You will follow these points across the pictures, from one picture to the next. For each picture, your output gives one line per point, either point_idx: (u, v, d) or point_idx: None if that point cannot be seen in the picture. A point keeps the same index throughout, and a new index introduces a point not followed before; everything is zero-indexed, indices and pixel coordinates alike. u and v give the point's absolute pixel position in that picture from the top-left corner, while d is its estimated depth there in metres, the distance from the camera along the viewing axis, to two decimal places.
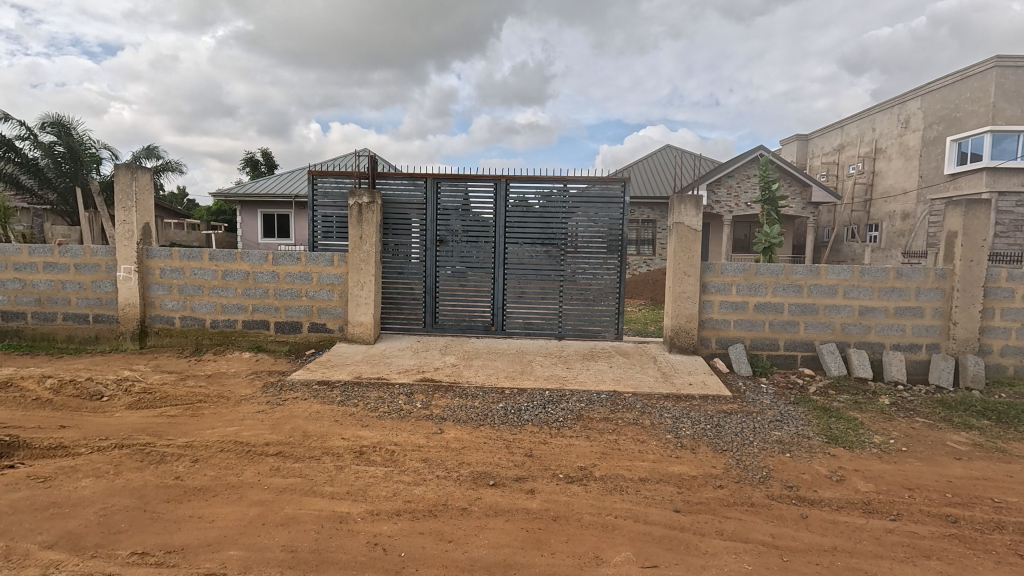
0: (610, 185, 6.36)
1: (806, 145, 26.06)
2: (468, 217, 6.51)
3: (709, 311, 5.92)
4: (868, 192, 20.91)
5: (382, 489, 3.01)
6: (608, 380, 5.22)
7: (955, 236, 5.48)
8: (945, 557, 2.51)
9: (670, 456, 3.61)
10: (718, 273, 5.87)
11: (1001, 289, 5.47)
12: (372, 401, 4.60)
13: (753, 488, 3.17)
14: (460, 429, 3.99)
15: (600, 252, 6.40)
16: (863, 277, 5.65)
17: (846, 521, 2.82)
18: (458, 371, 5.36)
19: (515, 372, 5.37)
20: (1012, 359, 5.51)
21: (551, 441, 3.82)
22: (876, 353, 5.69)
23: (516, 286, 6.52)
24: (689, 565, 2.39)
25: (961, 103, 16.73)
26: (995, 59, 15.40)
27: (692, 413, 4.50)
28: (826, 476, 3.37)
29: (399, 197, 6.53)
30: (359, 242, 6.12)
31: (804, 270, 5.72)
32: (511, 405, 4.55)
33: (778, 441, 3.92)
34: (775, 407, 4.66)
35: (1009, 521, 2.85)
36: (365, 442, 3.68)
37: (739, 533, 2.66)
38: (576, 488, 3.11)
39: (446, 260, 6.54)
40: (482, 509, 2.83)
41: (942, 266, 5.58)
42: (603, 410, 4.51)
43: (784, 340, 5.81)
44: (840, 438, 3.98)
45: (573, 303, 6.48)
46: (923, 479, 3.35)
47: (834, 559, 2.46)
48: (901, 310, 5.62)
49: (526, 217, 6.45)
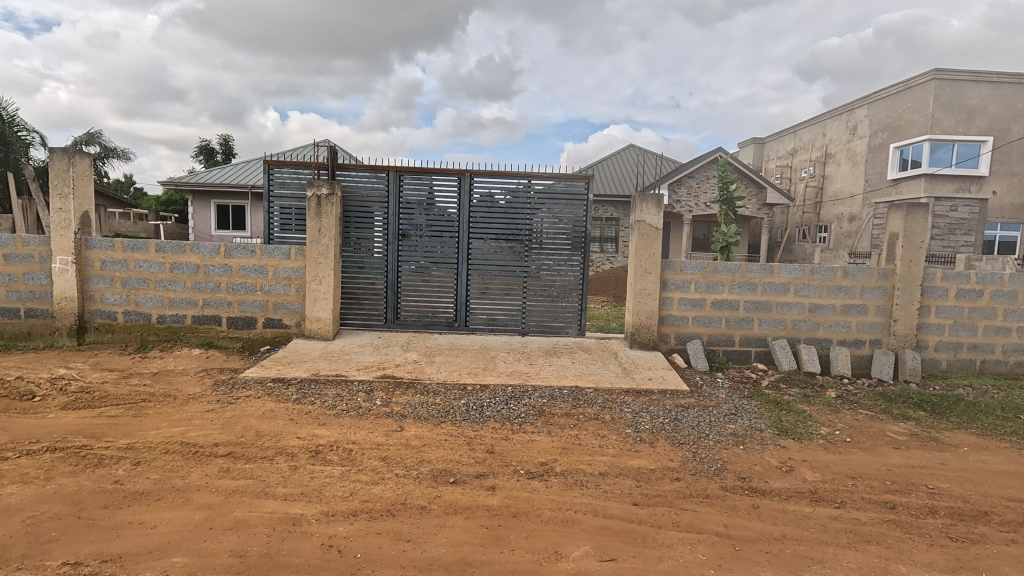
0: (575, 181, 6.41)
1: (762, 147, 27.02)
2: (433, 211, 6.42)
3: (669, 307, 6.04)
4: (819, 194, 21.86)
5: (338, 489, 2.92)
6: (570, 375, 5.26)
7: (897, 238, 5.79)
8: (883, 541, 2.64)
9: (630, 450, 3.67)
10: (678, 271, 6.00)
11: (936, 288, 5.82)
12: (330, 399, 4.47)
13: (709, 480, 3.25)
14: (421, 427, 3.93)
15: (564, 248, 6.44)
16: (813, 276, 5.89)
17: (794, 510, 2.93)
18: (420, 368, 5.28)
19: (478, 369, 5.33)
20: (945, 354, 5.89)
21: (513, 437, 3.81)
22: (824, 348, 5.95)
23: (479, 282, 6.48)
24: (646, 557, 2.42)
25: (902, 112, 17.66)
26: (934, 71, 16.38)
27: (652, 407, 4.58)
28: (776, 466, 3.50)
29: (360, 189, 6.37)
30: (317, 235, 5.93)
31: (758, 268, 5.91)
32: (473, 402, 4.51)
33: (733, 434, 4.04)
34: (730, 401, 4.81)
35: (941, 506, 3.04)
36: (321, 441, 3.58)
37: (694, 524, 2.72)
38: (537, 483, 3.11)
39: (410, 255, 6.43)
40: (442, 507, 2.80)
41: (884, 266, 5.89)
42: (565, 405, 4.53)
43: (739, 336, 6.00)
44: (790, 430, 4.14)
45: (536, 300, 6.51)
46: (865, 469, 3.52)
47: (783, 547, 2.55)
48: (847, 307, 5.89)
49: (491, 212, 6.41)
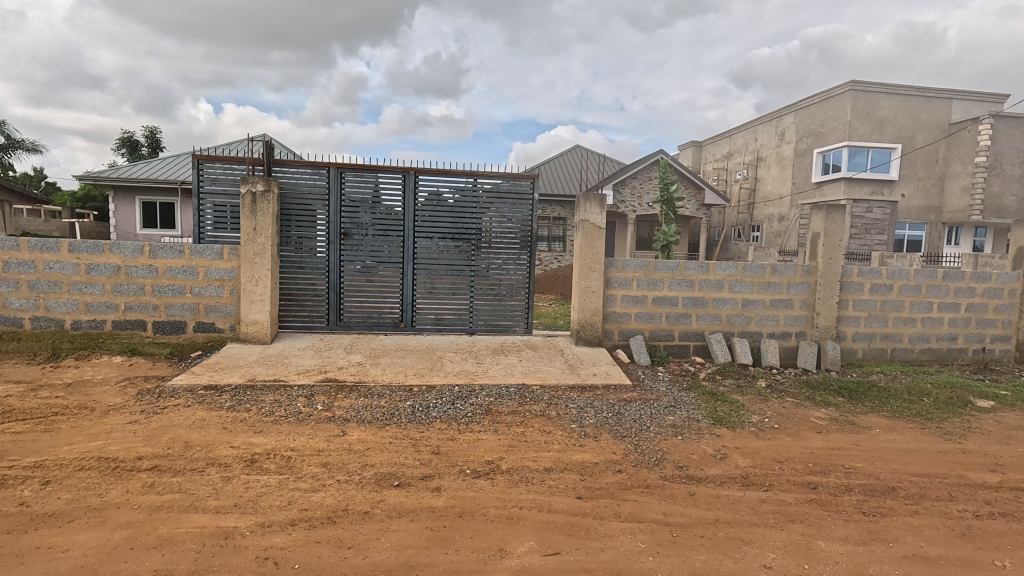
0: (520, 181, 6.45)
1: (700, 150, 28.25)
2: (379, 210, 6.28)
3: (613, 305, 6.20)
4: (752, 196, 23.12)
5: (274, 499, 2.81)
6: (517, 373, 5.30)
7: (818, 237, 6.22)
8: (805, 519, 2.84)
9: (574, 445, 3.74)
10: (620, 269, 6.17)
11: (853, 283, 6.30)
12: (267, 405, 4.27)
13: (649, 470, 3.37)
14: (365, 430, 3.83)
15: (511, 247, 6.47)
16: (745, 272, 6.22)
17: (727, 495, 3.09)
18: (364, 370, 5.15)
19: (424, 369, 5.26)
20: (861, 343, 6.39)
21: (459, 437, 3.80)
22: (756, 341, 6.31)
23: (426, 281, 6.40)
24: (589, 549, 2.48)
25: (824, 120, 18.96)
26: (850, 83, 17.69)
27: (596, 402, 4.69)
28: (711, 454, 3.68)
29: (299, 187, 6.13)
30: (252, 234, 5.66)
31: (695, 266, 6.18)
32: (419, 403, 4.45)
33: (672, 425, 4.21)
34: (669, 394, 5.00)
35: (856, 484, 3.30)
36: (256, 450, 3.42)
37: (635, 514, 2.81)
38: (483, 482, 3.11)
39: (354, 255, 6.25)
40: (386, 511, 2.74)
41: (808, 263, 6.31)
42: (511, 403, 4.56)
43: (679, 331, 6.25)
44: (724, 419, 4.36)
45: (484, 299, 6.50)
46: (791, 453, 3.76)
47: (717, 530, 2.69)
48: (776, 302, 6.27)
49: (438, 211, 6.35)
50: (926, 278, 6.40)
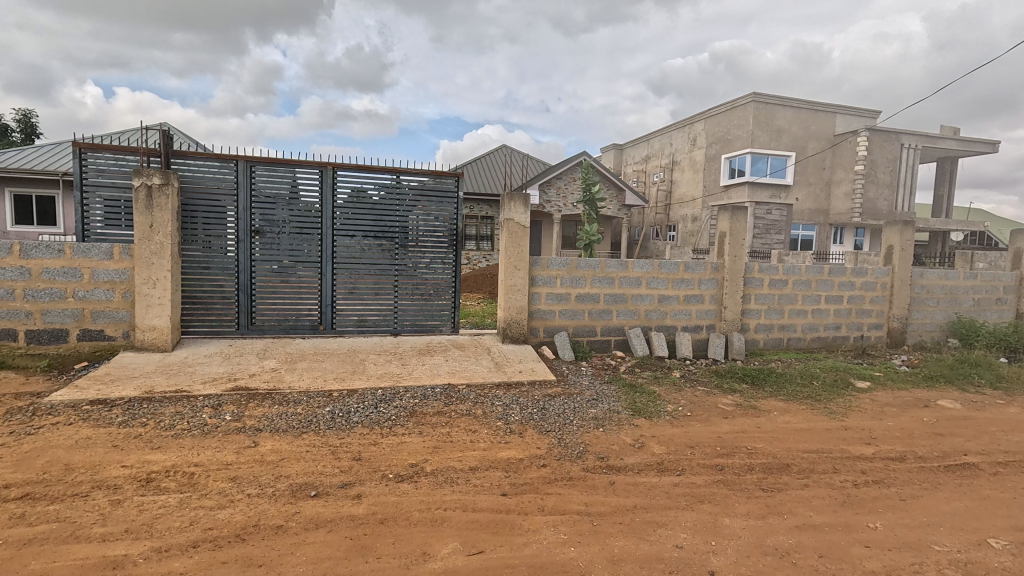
0: (445, 179, 6.39)
1: (620, 153, 29.46)
2: (296, 206, 5.95)
3: (538, 302, 6.31)
4: (668, 198, 24.46)
5: (174, 520, 2.57)
6: (443, 373, 5.25)
7: (725, 236, 6.70)
8: (713, 499, 3.04)
9: (500, 442, 3.76)
10: (545, 267, 6.29)
11: (755, 278, 6.86)
12: (167, 418, 3.92)
13: (571, 463, 3.47)
14: (279, 440, 3.62)
15: (437, 246, 6.39)
16: (660, 270, 6.57)
17: (644, 481, 3.25)
18: (279, 377, 4.86)
19: (345, 373, 5.06)
20: (762, 334, 6.97)
21: (382, 441, 3.69)
22: (671, 334, 6.68)
23: (347, 282, 6.16)
24: (512, 545, 2.50)
25: (730, 128, 20.47)
26: (752, 95, 19.24)
27: (522, 399, 4.75)
28: (630, 444, 3.84)
29: (203, 180, 5.68)
30: (148, 232, 5.16)
31: (615, 263, 6.43)
32: (339, 408, 4.27)
33: (594, 417, 4.35)
34: (592, 388, 5.17)
35: (756, 463, 3.59)
36: (153, 468, 3.12)
37: (558, 506, 2.87)
38: (406, 486, 3.04)
39: (267, 254, 5.88)
40: (301, 523, 2.61)
41: (716, 260, 6.78)
42: (437, 404, 4.50)
43: (601, 326, 6.48)
44: (642, 409, 4.58)
45: (409, 299, 6.37)
46: (701, 438, 4.02)
47: (634, 516, 2.81)
48: (688, 297, 6.68)
49: (359, 208, 6.13)
50: (815, 273, 7.09)
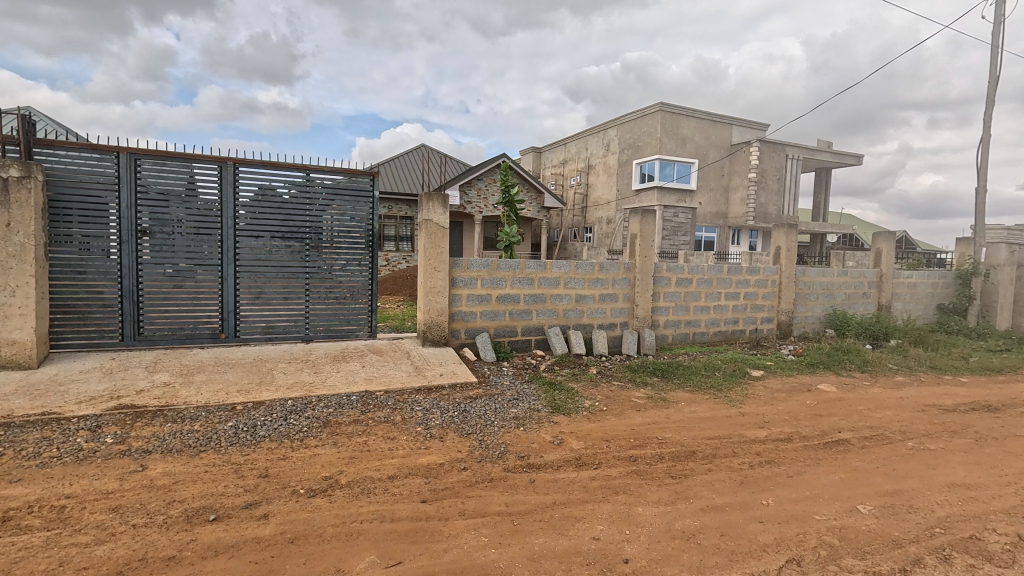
0: (359, 177, 6.15)
1: (539, 156, 30.08)
2: (192, 204, 5.45)
3: (458, 304, 6.26)
4: (584, 200, 25.36)
5: (38, 563, 2.24)
6: (359, 380, 5.04)
7: (637, 238, 7.05)
8: (627, 490, 3.18)
9: (420, 448, 3.68)
10: (465, 268, 6.24)
11: (663, 278, 7.29)
12: (31, 446, 3.41)
13: (493, 464, 3.47)
14: (172, 462, 3.28)
15: (352, 248, 6.14)
16: (577, 270, 6.78)
17: (563, 477, 3.32)
18: (173, 391, 4.42)
19: (251, 384, 4.71)
20: (670, 329, 7.43)
21: (293, 455, 3.47)
22: (588, 332, 6.92)
23: (252, 286, 5.73)
24: (432, 552, 2.45)
25: (640, 135, 21.65)
26: (660, 104, 20.48)
27: (442, 402, 4.69)
28: (549, 441, 3.92)
29: (76, 174, 5.02)
30: (5, 231, 4.48)
31: (534, 264, 6.55)
32: (243, 423, 3.96)
33: (515, 417, 4.40)
34: (513, 388, 5.22)
35: (666, 452, 3.80)
36: (12, 505, 2.70)
37: (479, 509, 2.86)
38: (318, 501, 2.88)
39: (158, 256, 5.33)
40: (198, 551, 2.38)
41: (629, 260, 7.12)
42: (353, 412, 4.32)
43: (521, 326, 6.56)
44: (561, 407, 4.70)
45: (322, 303, 6.06)
46: (616, 431, 4.19)
47: (554, 512, 2.87)
48: (604, 296, 6.95)
49: (266, 207, 5.73)
50: (716, 272, 7.68)
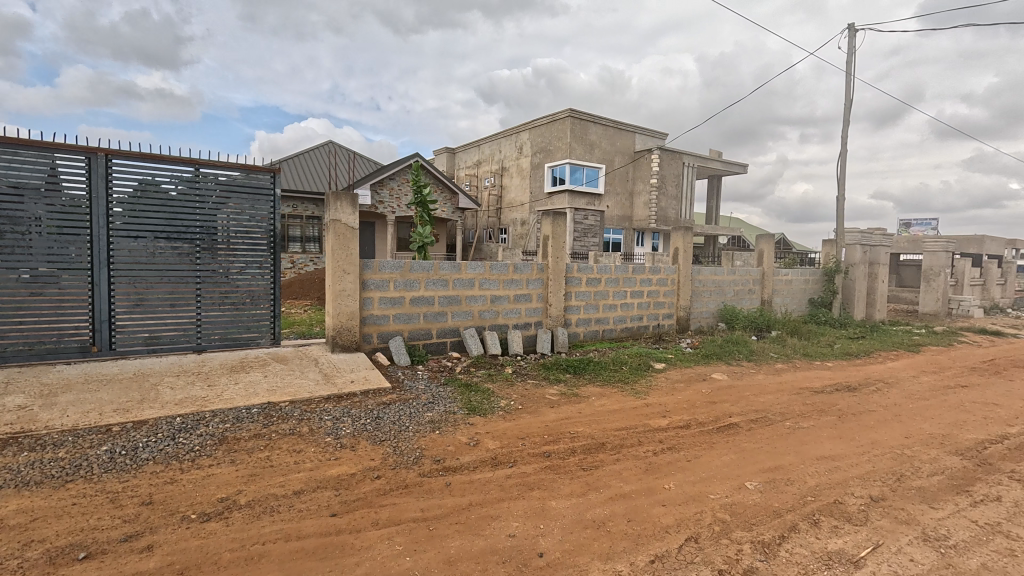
0: (257, 174, 5.73)
1: (453, 156, 29.92)
2: (53, 200, 4.77)
3: (369, 307, 6.04)
4: (499, 202, 25.63)
5: None
6: (261, 391, 4.70)
7: (548, 239, 7.25)
8: (541, 485, 3.26)
9: (329, 460, 3.51)
10: (376, 271, 6.05)
11: (574, 277, 7.56)
12: None
13: (407, 470, 3.39)
14: (29, 497, 2.85)
15: (250, 249, 5.70)
16: (491, 271, 6.83)
17: (479, 478, 3.33)
18: (31, 415, 3.84)
19: (131, 402, 4.22)
20: (581, 327, 7.73)
21: (183, 477, 3.16)
22: (503, 332, 7.00)
23: (131, 292, 5.13)
24: (342, 567, 2.35)
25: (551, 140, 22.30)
26: (569, 110, 21.22)
27: (353, 410, 4.50)
28: (465, 443, 3.91)
29: None
30: None
31: (448, 265, 6.50)
32: (121, 446, 3.53)
33: (430, 421, 4.34)
34: (428, 391, 5.14)
35: (578, 445, 3.95)
36: None
37: (392, 518, 2.78)
38: (213, 525, 2.64)
39: (9, 259, 4.59)
40: None
41: (541, 261, 7.29)
42: (253, 426, 4.02)
43: (436, 329, 6.48)
44: (477, 407, 4.71)
45: (216, 310, 5.57)
46: (530, 429, 4.28)
47: (470, 513, 2.87)
48: (518, 296, 7.07)
49: (147, 204, 5.16)
50: (622, 272, 8.10)
